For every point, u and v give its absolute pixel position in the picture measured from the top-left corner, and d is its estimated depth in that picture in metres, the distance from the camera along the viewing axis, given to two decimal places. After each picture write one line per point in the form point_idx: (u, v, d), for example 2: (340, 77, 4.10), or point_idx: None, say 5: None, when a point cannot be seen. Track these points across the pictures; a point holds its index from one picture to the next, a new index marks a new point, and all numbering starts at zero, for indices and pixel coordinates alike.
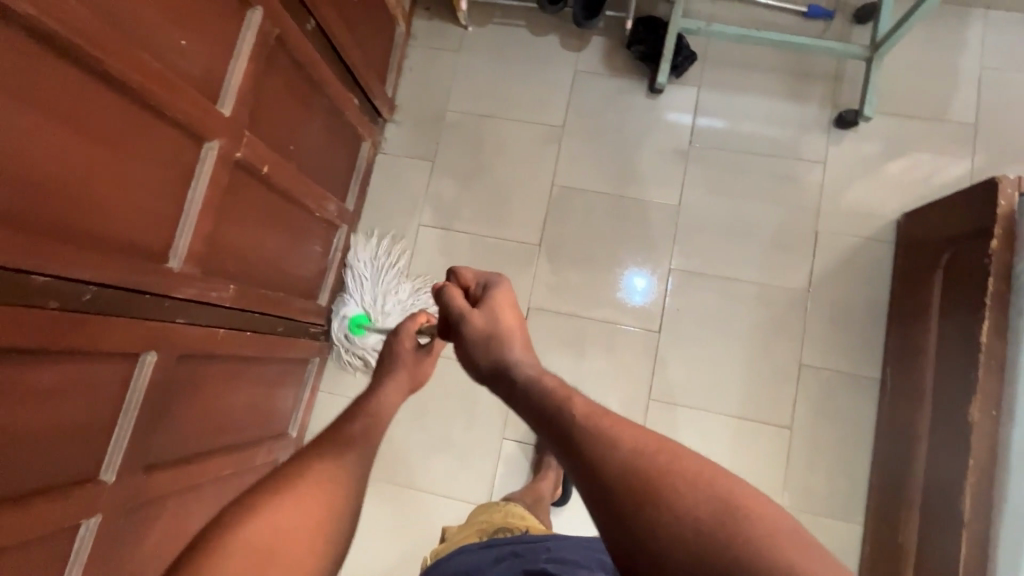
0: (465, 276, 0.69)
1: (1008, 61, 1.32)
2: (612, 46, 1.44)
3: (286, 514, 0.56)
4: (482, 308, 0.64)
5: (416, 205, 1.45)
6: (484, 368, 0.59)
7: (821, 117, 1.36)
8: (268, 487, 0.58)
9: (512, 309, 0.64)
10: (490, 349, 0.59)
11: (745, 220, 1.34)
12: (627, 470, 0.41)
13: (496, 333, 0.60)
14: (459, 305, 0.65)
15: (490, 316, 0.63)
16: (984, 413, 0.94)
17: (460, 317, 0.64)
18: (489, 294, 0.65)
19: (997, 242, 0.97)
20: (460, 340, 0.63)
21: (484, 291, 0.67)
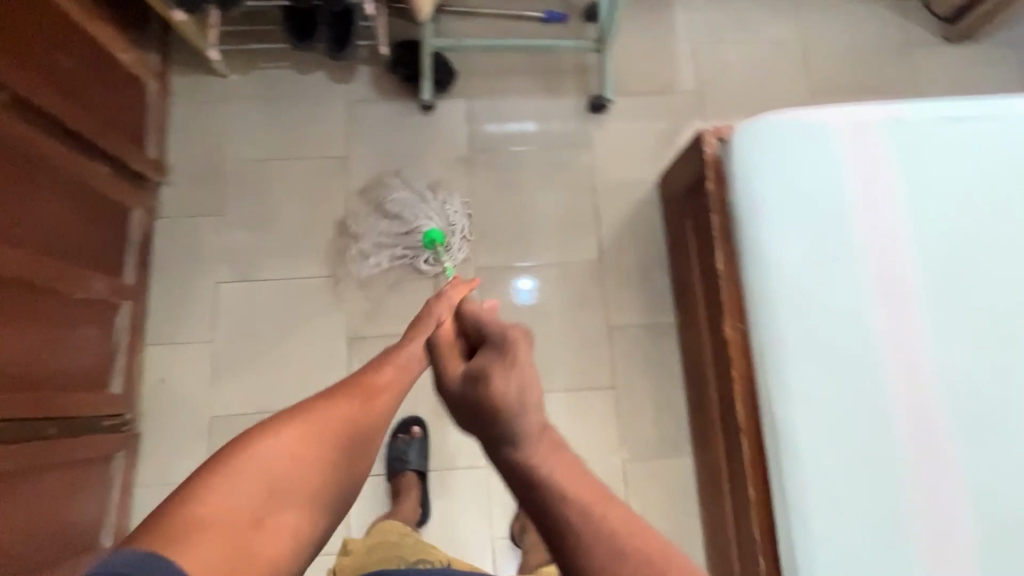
0: (463, 314, 0.63)
1: (711, 36, 1.56)
2: (378, 73, 1.49)
3: (294, 439, 0.74)
4: (478, 375, 0.55)
5: (211, 263, 1.38)
6: (462, 411, 0.55)
7: (578, 106, 1.50)
8: (270, 426, 0.75)
9: (512, 385, 0.53)
10: (485, 414, 0.52)
11: (533, 210, 1.45)
12: (579, 541, 0.46)
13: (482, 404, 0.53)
14: (445, 356, 0.62)
15: (462, 382, 0.56)
16: (733, 328, 1.09)
17: (439, 371, 0.60)
18: (492, 359, 0.55)
19: (711, 183, 1.14)
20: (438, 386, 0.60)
21: (499, 356, 0.55)
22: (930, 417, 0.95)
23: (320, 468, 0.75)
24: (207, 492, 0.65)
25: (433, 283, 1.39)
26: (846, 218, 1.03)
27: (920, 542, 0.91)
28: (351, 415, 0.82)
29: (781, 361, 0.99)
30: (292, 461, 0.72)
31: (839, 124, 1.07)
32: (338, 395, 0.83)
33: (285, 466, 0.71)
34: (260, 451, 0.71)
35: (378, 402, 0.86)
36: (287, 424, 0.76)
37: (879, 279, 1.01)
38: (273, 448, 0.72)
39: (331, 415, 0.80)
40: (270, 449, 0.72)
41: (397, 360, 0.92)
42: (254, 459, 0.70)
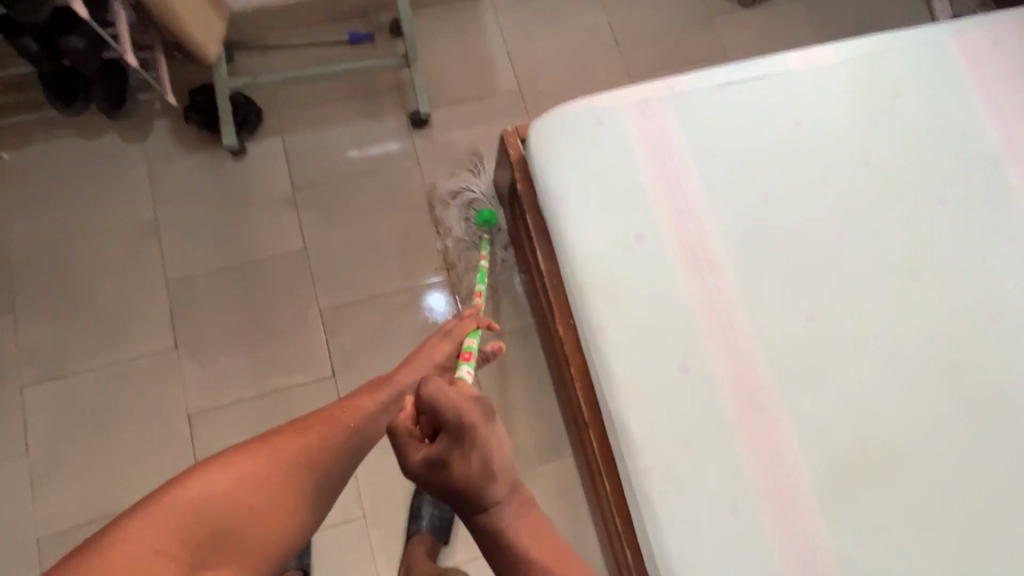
0: (422, 396, 0.65)
1: (523, 33, 1.56)
2: (176, 124, 1.38)
3: (230, 477, 0.78)
4: (438, 459, 0.64)
5: (12, 367, 1.22)
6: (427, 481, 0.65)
7: (399, 125, 1.46)
8: (231, 458, 0.80)
9: (477, 469, 0.63)
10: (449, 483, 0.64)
11: (372, 238, 1.39)
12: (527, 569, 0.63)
13: (454, 489, 0.64)
14: (402, 438, 0.69)
15: (432, 472, 0.65)
16: (565, 325, 1.07)
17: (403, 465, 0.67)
18: (449, 441, 0.64)
19: (520, 183, 1.13)
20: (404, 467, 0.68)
21: (457, 436, 0.64)
22: (750, 375, 0.99)
23: (271, 487, 0.79)
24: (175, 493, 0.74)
25: (277, 336, 1.30)
26: (643, 196, 1.04)
27: (760, 498, 0.94)
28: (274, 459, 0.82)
29: (605, 350, 0.98)
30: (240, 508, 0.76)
31: (623, 105, 1.09)
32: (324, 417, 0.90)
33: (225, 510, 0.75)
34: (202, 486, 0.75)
35: (344, 438, 0.89)
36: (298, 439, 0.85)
37: (684, 250, 1.03)
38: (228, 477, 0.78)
39: (274, 457, 0.82)
40: (209, 484, 0.76)
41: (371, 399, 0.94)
42: (193, 497, 0.74)
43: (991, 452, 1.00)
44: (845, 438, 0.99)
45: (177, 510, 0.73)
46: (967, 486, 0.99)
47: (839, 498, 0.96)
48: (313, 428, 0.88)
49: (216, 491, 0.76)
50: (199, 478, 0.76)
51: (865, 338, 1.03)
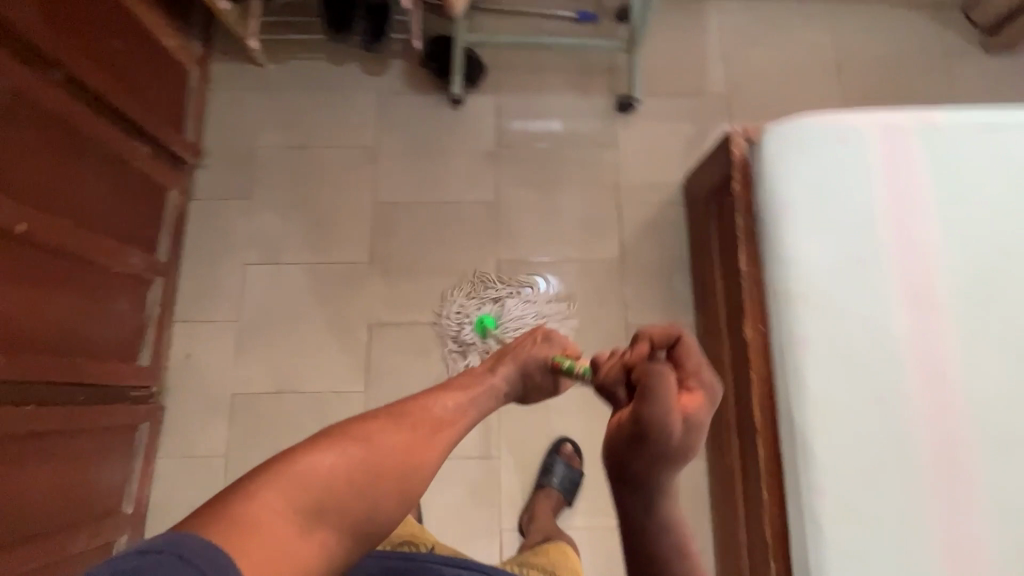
0: (686, 355, 0.75)
1: (742, 40, 1.56)
2: (410, 66, 1.51)
3: (338, 460, 0.70)
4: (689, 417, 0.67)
5: (239, 245, 1.41)
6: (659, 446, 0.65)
7: (605, 106, 1.51)
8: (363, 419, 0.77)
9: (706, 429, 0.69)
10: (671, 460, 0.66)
11: (558, 204, 1.45)
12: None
13: (691, 441, 0.67)
14: (665, 391, 0.65)
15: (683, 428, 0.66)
16: (754, 331, 1.07)
17: (660, 412, 0.64)
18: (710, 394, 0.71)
19: (737, 185, 1.14)
20: (637, 421, 0.65)
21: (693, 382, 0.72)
22: (954, 431, 0.94)
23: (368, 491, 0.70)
24: (301, 460, 0.69)
25: (455, 274, 1.40)
26: (873, 222, 1.02)
27: (941, 557, 0.90)
28: (374, 458, 0.72)
29: (800, 364, 0.98)
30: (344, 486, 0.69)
31: (870, 128, 1.06)
32: (398, 427, 0.76)
33: (328, 492, 0.67)
34: (312, 464, 0.68)
35: (429, 441, 0.77)
36: (343, 444, 0.71)
37: (905, 287, 1.00)
38: (326, 466, 0.69)
39: (390, 441, 0.74)
40: (322, 461, 0.69)
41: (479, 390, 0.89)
42: (300, 474, 0.67)
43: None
44: None
45: (294, 485, 0.66)
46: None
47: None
48: (365, 425, 0.76)
49: (327, 474, 0.68)
50: (304, 456, 0.69)
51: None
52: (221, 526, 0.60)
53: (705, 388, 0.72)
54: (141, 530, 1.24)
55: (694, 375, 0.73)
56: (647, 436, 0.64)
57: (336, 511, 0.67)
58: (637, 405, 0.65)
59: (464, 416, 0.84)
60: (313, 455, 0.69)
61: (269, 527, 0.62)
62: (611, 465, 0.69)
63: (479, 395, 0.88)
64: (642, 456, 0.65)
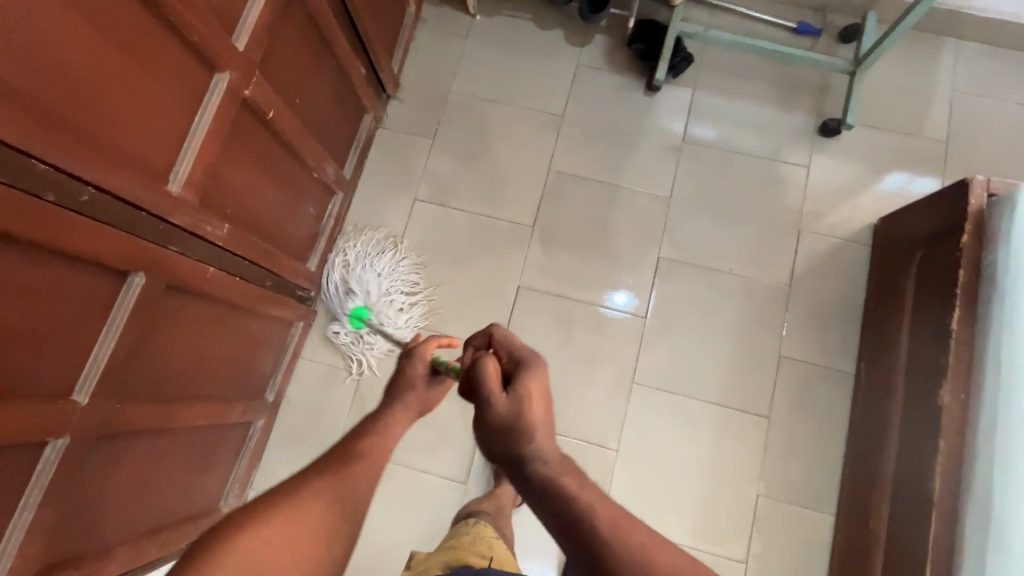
0: (501, 343, 0.66)
1: (977, 88, 1.42)
2: (614, 44, 1.49)
3: (285, 526, 0.56)
4: (514, 394, 0.58)
5: (413, 180, 1.45)
6: (504, 452, 0.57)
7: (805, 126, 1.43)
8: (303, 477, 0.62)
9: (543, 404, 0.58)
10: (517, 444, 0.56)
11: (733, 213, 1.39)
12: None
13: (511, 429, 0.57)
14: (491, 382, 0.59)
15: (513, 405, 0.57)
16: (953, 397, 0.98)
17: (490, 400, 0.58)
18: (527, 375, 0.60)
19: (966, 236, 1.04)
20: (479, 420, 0.59)
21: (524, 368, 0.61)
22: None
23: (326, 550, 0.58)
24: (241, 532, 0.54)
25: (613, 259, 1.38)
26: None
27: None
28: (330, 510, 0.59)
29: (1014, 447, 0.88)
30: (293, 550, 0.55)
31: None
32: (301, 492, 0.60)
33: (276, 568, 0.54)
34: (257, 536, 0.54)
35: (373, 479, 0.65)
36: (280, 507, 0.57)
37: None
38: (274, 535, 0.55)
39: (338, 493, 0.61)
40: (272, 531, 0.55)
41: (378, 450, 0.68)
42: (252, 547, 0.53)
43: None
44: None
45: (242, 563, 0.52)
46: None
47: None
48: (305, 477, 0.62)
49: (281, 541, 0.55)
50: (245, 526, 0.54)
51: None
52: None
53: (526, 366, 0.61)
54: (271, 419, 1.31)
55: (510, 351, 0.65)
56: (481, 414, 0.59)
57: None
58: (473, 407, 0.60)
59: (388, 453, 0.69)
60: (255, 524, 0.55)
61: None
62: (498, 464, 0.58)
63: (400, 412, 0.74)
64: (498, 439, 0.57)
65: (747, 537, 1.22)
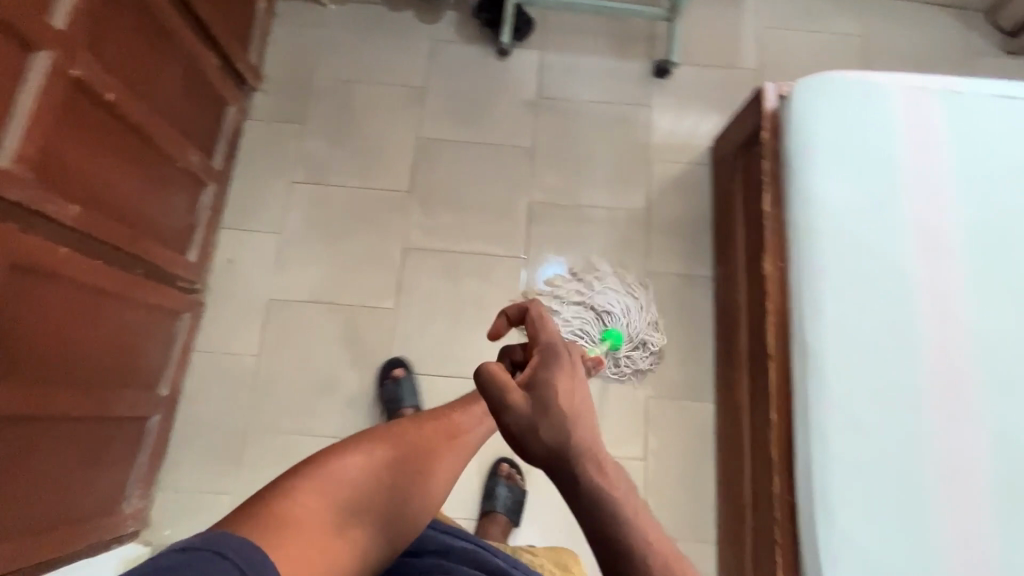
0: (536, 327, 0.59)
1: (777, 23, 1.64)
2: (463, 18, 1.61)
3: (372, 458, 0.82)
4: (537, 385, 0.53)
5: (289, 164, 1.49)
6: (515, 433, 0.53)
7: (642, 71, 1.60)
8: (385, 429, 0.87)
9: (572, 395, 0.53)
10: (536, 436, 0.53)
11: (591, 155, 1.53)
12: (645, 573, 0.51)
13: (550, 423, 0.53)
14: (502, 376, 0.52)
15: (531, 396, 0.53)
16: (773, 266, 1.14)
17: (503, 396, 0.52)
18: (554, 371, 0.54)
19: (766, 133, 1.21)
20: (496, 414, 0.54)
21: (557, 366, 0.54)
22: (957, 364, 0.99)
23: (394, 479, 0.81)
24: (338, 457, 0.81)
25: (490, 211, 1.48)
26: (892, 168, 1.09)
27: (936, 473, 0.95)
28: (399, 454, 0.84)
29: (816, 291, 1.04)
30: (372, 476, 0.80)
31: (894, 87, 1.14)
32: (414, 435, 0.87)
33: (356, 485, 0.79)
34: (348, 461, 0.81)
35: (439, 444, 0.88)
36: (367, 450, 0.83)
37: (919, 231, 1.06)
38: (360, 461, 0.81)
39: (407, 443, 0.85)
40: (354, 460, 0.81)
41: (450, 428, 0.90)
42: (337, 468, 0.79)
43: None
44: None
45: (331, 478, 0.78)
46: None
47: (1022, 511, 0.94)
48: (386, 430, 0.88)
49: (363, 466, 0.80)
50: (340, 455, 0.81)
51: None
52: (269, 522, 0.70)
53: (549, 355, 0.55)
54: (171, 414, 1.29)
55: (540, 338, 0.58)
56: (495, 416, 0.54)
57: (364, 503, 0.78)
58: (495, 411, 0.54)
59: (467, 432, 0.91)
60: (353, 454, 0.81)
61: (300, 522, 0.72)
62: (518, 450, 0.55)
63: (479, 415, 0.94)
64: (523, 435, 0.53)
65: (642, 436, 1.34)
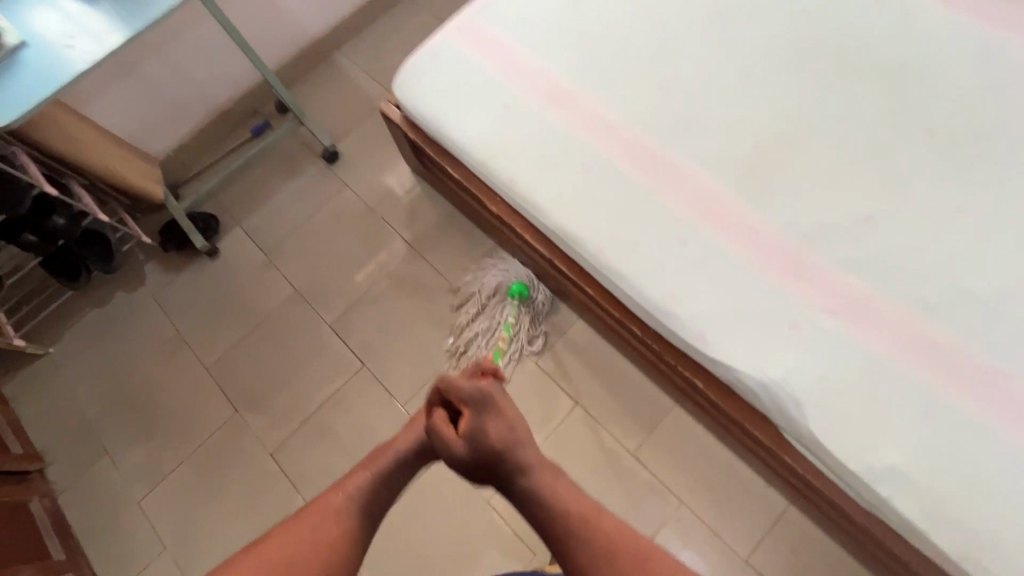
0: (447, 390, 0.81)
1: (373, 57, 1.87)
2: (161, 259, 1.68)
3: None
4: (474, 434, 0.79)
5: (126, 491, 1.44)
6: (468, 465, 0.80)
7: (318, 169, 1.74)
8: None
9: (503, 430, 0.80)
10: (483, 462, 0.79)
11: (341, 253, 1.64)
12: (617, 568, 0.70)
13: (472, 451, 0.79)
14: (445, 430, 0.80)
15: (469, 443, 0.79)
16: (495, 202, 1.30)
17: (444, 438, 0.80)
18: (476, 415, 0.80)
19: (410, 132, 1.39)
20: (445, 454, 0.81)
21: (489, 411, 0.80)
22: (645, 147, 1.17)
23: None
24: None
25: (307, 362, 1.53)
26: (494, 81, 1.29)
27: (702, 222, 1.10)
28: None
29: (523, 193, 1.20)
30: None
31: (447, 36, 1.35)
32: None
33: None
34: None
35: None
36: None
37: (542, 95, 1.25)
38: None
39: None
40: None
41: None
42: None
43: (865, 88, 1.15)
44: (744, 143, 1.15)
45: None
46: (877, 122, 1.13)
47: (764, 189, 1.11)
48: None
49: None
50: None
51: (729, 74, 1.21)
52: None
53: (469, 404, 0.80)
54: None
55: (460, 400, 0.81)
56: (447, 457, 0.81)
57: None
58: (449, 451, 0.80)
59: None
60: None
61: None
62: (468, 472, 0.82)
63: None
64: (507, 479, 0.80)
65: (559, 391, 1.41)
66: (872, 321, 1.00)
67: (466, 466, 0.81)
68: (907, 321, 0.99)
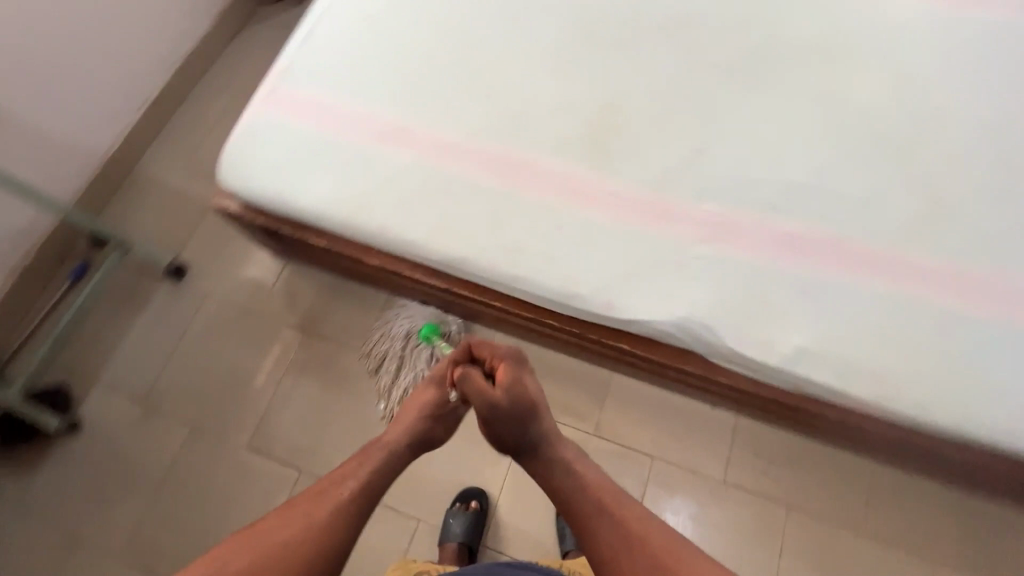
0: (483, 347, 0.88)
1: (185, 156, 1.72)
2: (10, 461, 1.41)
3: None
4: (514, 386, 0.83)
5: None
6: (507, 419, 0.81)
7: (166, 291, 1.57)
8: None
9: (535, 387, 0.85)
10: (520, 418, 0.81)
11: (228, 368, 1.48)
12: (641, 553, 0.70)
13: (512, 403, 0.81)
14: (484, 382, 0.82)
15: (510, 394, 0.82)
16: (371, 255, 1.26)
17: (483, 392, 0.81)
18: (514, 369, 0.85)
19: (254, 218, 1.30)
20: (484, 406, 0.81)
21: (524, 369, 0.87)
22: (492, 155, 1.21)
23: None
24: None
25: (233, 496, 1.36)
26: (324, 140, 1.25)
27: (569, 205, 1.16)
28: None
29: (396, 237, 1.18)
30: None
31: (257, 111, 1.29)
32: None
33: None
34: None
35: None
36: None
37: (378, 139, 1.24)
38: None
39: None
40: None
41: None
42: None
43: (661, 39, 1.28)
44: (576, 123, 1.23)
45: None
46: (673, 67, 1.26)
47: (616, 156, 1.19)
48: None
49: None
50: None
51: (542, 65, 1.28)
52: None
53: (507, 360, 0.86)
54: None
55: (495, 357, 0.86)
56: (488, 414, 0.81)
57: None
58: (490, 400, 0.81)
59: None
60: None
61: None
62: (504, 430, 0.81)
63: None
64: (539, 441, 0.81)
65: None
66: (737, 236, 1.11)
67: (505, 424, 0.81)
68: (763, 226, 1.12)
